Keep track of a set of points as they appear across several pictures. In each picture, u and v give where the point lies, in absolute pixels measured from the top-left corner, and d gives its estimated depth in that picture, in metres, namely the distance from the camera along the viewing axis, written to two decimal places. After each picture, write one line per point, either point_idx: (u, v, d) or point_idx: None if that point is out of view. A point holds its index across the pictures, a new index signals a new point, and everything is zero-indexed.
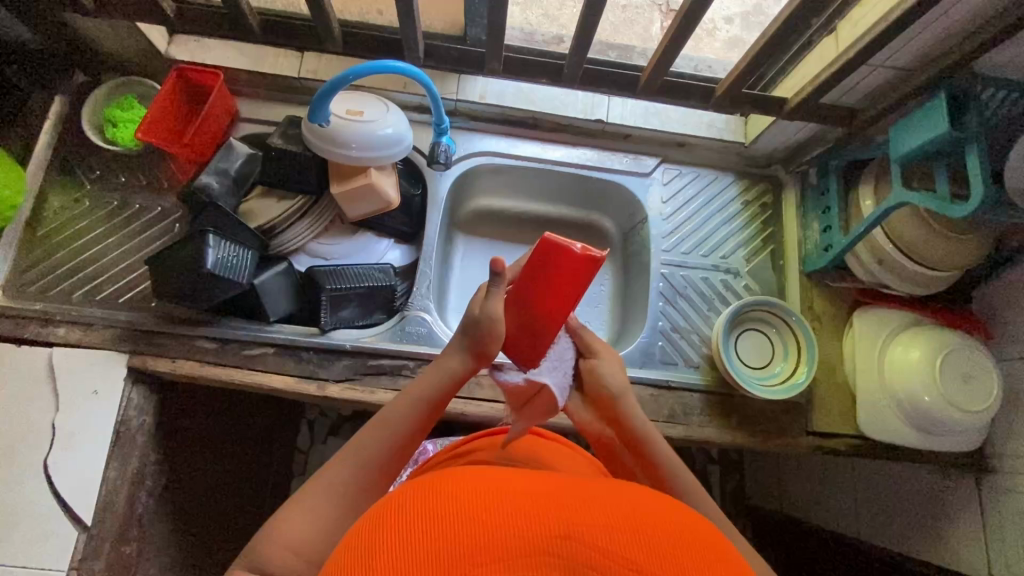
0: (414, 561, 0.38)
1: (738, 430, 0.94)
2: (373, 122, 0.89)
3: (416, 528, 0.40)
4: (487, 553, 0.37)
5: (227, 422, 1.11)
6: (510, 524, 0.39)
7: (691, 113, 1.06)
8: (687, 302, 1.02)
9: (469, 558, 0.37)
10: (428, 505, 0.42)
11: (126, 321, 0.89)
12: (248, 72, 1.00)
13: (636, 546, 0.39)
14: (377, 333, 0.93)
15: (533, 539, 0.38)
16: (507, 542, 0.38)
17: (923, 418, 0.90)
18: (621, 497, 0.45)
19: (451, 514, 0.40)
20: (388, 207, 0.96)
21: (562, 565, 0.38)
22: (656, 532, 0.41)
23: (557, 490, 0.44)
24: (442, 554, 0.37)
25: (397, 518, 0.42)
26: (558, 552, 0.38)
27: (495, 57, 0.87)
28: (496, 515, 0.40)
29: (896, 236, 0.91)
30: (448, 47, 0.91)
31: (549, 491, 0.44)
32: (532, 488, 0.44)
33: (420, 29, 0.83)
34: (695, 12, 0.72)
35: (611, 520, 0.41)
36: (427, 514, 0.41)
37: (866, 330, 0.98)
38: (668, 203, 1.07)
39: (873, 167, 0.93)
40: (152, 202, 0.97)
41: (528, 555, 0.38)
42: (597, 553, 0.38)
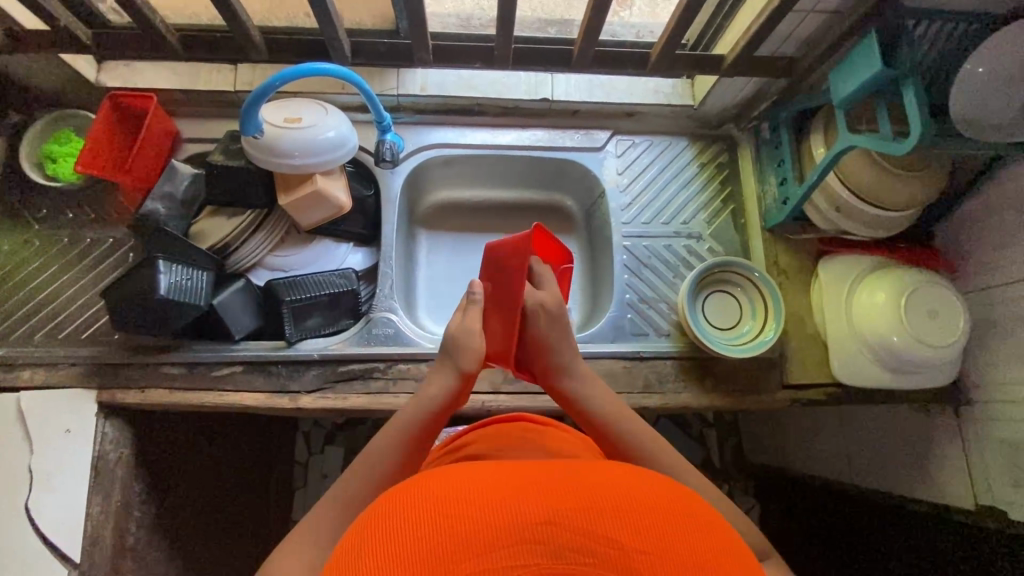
0: (407, 557, 0.39)
1: (716, 392, 0.94)
2: (314, 127, 0.89)
3: (407, 524, 0.41)
4: (475, 545, 0.39)
5: (213, 444, 1.11)
6: (497, 515, 0.40)
7: (637, 81, 1.04)
8: (652, 272, 1.01)
9: (458, 553, 0.39)
10: (417, 500, 0.43)
11: (91, 357, 0.89)
12: (183, 91, 0.98)
13: (618, 526, 0.40)
14: (344, 339, 0.92)
15: (518, 529, 0.40)
16: (495, 533, 0.40)
17: (895, 359, 0.90)
18: (602, 476, 0.46)
19: (438, 513, 0.41)
20: (340, 211, 0.95)
21: (545, 551, 0.39)
22: (635, 510, 0.42)
23: (540, 474, 0.45)
24: (432, 549, 0.39)
25: (389, 516, 0.43)
26: (543, 539, 0.39)
27: (424, 48, 0.86)
28: (482, 507, 0.41)
29: (851, 182, 0.91)
30: (375, 42, 0.89)
31: (531, 477, 0.44)
32: (514, 474, 0.45)
33: (342, 27, 0.81)
34: None
35: (591, 501, 0.42)
36: (416, 511, 0.42)
37: (832, 278, 0.98)
38: (624, 174, 1.06)
39: (822, 114, 0.92)
40: (103, 234, 0.96)
41: (513, 545, 0.39)
42: (579, 538, 0.39)
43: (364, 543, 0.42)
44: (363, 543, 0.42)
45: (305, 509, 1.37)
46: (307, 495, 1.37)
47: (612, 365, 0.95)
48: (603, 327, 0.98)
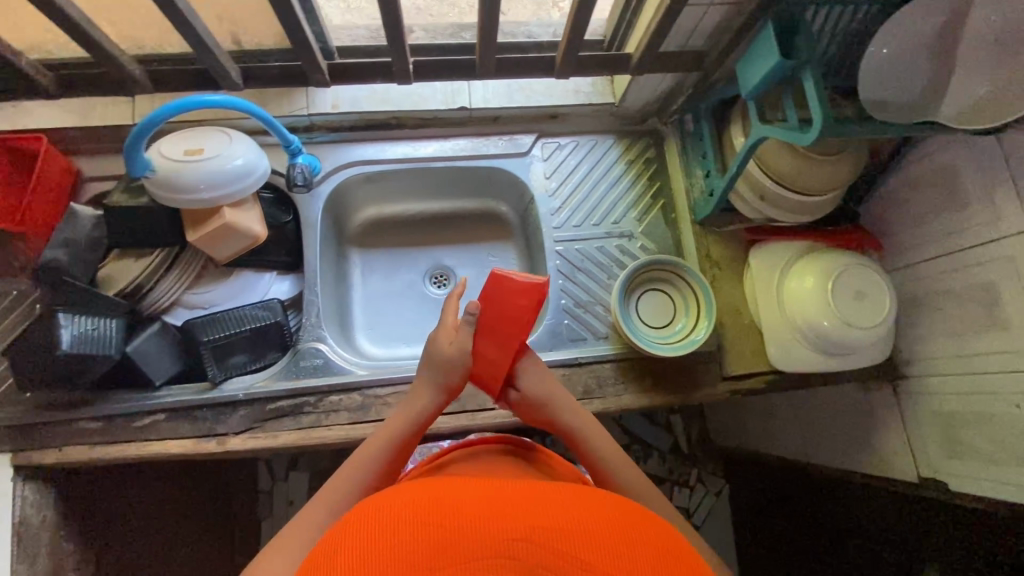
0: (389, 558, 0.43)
1: (656, 392, 0.94)
2: (219, 157, 0.85)
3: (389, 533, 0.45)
4: (449, 554, 0.43)
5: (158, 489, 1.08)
6: (470, 527, 0.44)
7: (556, 82, 1.02)
8: (586, 275, 1.00)
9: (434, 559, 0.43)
10: (399, 512, 0.47)
11: (3, 419, 0.85)
12: (78, 128, 0.93)
13: (585, 545, 0.44)
14: (272, 375, 0.89)
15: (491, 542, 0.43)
16: (470, 547, 0.43)
17: (829, 344, 0.90)
18: (570, 493, 0.50)
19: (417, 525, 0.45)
20: (257, 240, 0.91)
21: (512, 561, 0.43)
22: (597, 526, 0.46)
23: (513, 491, 0.49)
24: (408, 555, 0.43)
25: (374, 523, 0.47)
26: (511, 552, 0.43)
27: (317, 70, 0.82)
28: (456, 521, 0.45)
29: (772, 170, 0.90)
30: (268, 66, 0.85)
31: (504, 493, 0.48)
32: (489, 490, 0.48)
33: (223, 55, 0.76)
34: None
35: (557, 517, 0.46)
36: (396, 523, 0.46)
37: (764, 266, 0.98)
38: (552, 178, 1.04)
39: (738, 104, 0.91)
40: (6, 287, 0.91)
41: (485, 557, 0.43)
42: (543, 552, 0.43)
43: (347, 544, 0.46)
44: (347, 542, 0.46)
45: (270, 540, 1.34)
46: (272, 525, 1.34)
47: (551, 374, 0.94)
48: (541, 336, 0.97)
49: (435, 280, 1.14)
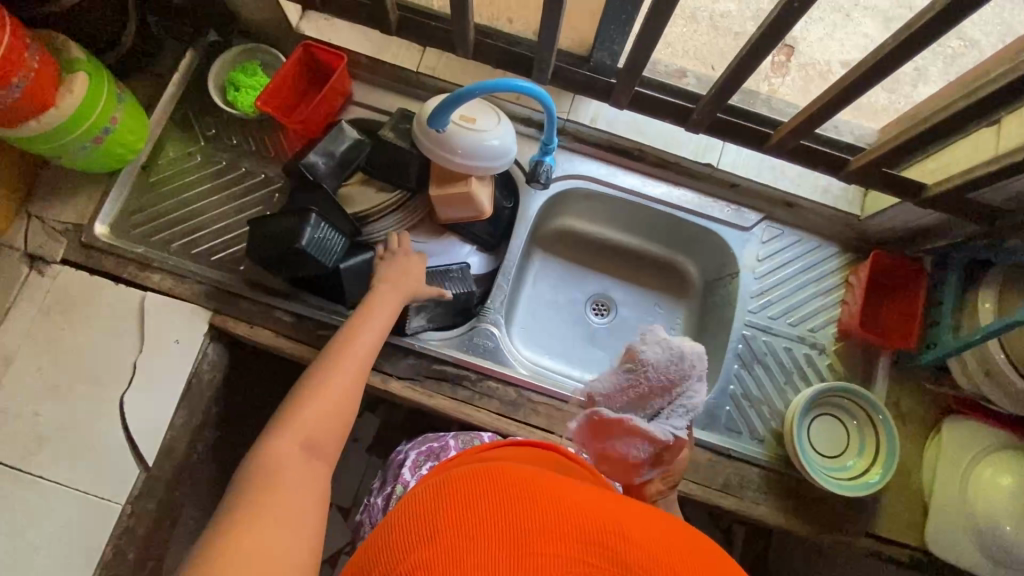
0: (482, 525, 0.39)
1: (795, 516, 0.89)
2: (483, 132, 0.87)
3: (483, 508, 0.40)
4: (553, 537, 0.38)
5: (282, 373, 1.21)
6: (573, 521, 0.39)
7: (808, 174, 1.00)
8: (763, 370, 0.96)
9: (532, 539, 0.38)
10: (494, 487, 0.42)
11: (216, 281, 0.93)
12: (368, 57, 0.99)
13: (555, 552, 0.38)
14: (445, 338, 0.93)
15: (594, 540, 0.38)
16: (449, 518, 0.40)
17: (1001, 550, 0.84)
18: (676, 527, 0.44)
19: (512, 495, 0.41)
20: (479, 215, 0.95)
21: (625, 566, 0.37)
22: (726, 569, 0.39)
23: (619, 506, 0.44)
24: (501, 527, 0.38)
25: (464, 488, 0.42)
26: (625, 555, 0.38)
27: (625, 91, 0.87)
28: (559, 515, 0.40)
29: (1011, 349, 0.84)
30: (576, 71, 0.91)
31: (597, 501, 0.44)
32: (579, 496, 0.43)
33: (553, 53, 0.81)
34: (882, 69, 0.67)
35: (657, 543, 0.40)
36: (501, 498, 0.41)
37: (954, 444, 0.91)
38: (763, 262, 1.01)
39: (1004, 272, 0.85)
40: (258, 168, 1.00)
41: (589, 546, 0.38)
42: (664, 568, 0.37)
43: (422, 509, 0.41)
44: (427, 509, 0.41)
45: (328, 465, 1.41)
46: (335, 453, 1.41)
47: (694, 452, 0.91)
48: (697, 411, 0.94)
49: (596, 308, 1.13)
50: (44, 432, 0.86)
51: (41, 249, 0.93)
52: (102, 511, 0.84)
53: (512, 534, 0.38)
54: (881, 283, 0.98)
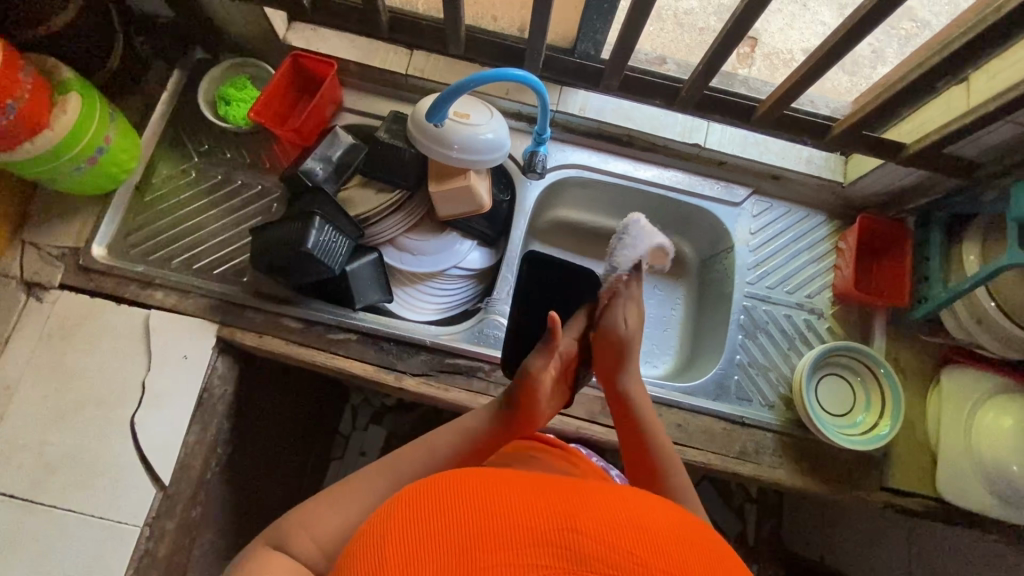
0: (432, 543, 0.41)
1: (811, 476, 0.91)
2: (478, 127, 0.89)
3: (432, 522, 0.42)
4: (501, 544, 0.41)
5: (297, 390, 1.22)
6: (519, 519, 0.42)
7: (791, 147, 1.04)
8: (767, 338, 0.99)
9: (482, 553, 0.40)
10: (440, 500, 0.44)
11: (220, 293, 0.93)
12: (357, 63, 1.01)
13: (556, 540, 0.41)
14: (455, 332, 0.94)
15: (540, 535, 0.41)
16: (442, 535, 0.42)
17: (1011, 491, 0.86)
18: (622, 494, 0.48)
19: (456, 509, 0.43)
20: (479, 209, 0.96)
21: (573, 558, 0.40)
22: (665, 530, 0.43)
23: (563, 486, 0.47)
24: (453, 544, 0.41)
25: (410, 508, 0.44)
26: (571, 546, 0.41)
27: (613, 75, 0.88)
28: (537, 519, 0.42)
29: (999, 296, 0.88)
30: (565, 60, 0.93)
31: (542, 488, 0.46)
32: (523, 484, 0.46)
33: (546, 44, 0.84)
34: (855, 34, 0.70)
35: (644, 521, 0.44)
36: (446, 510, 0.43)
37: (956, 391, 0.94)
38: (756, 235, 1.04)
39: (984, 223, 0.90)
40: (253, 180, 1.00)
41: (538, 546, 0.41)
42: (607, 549, 0.41)
43: (377, 534, 0.43)
44: (380, 537, 0.43)
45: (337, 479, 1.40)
46: (341, 467, 1.40)
47: (709, 422, 0.93)
48: (707, 382, 0.96)
49: None
50: (55, 460, 0.84)
51: (39, 275, 0.91)
52: (121, 534, 0.82)
53: (463, 552, 0.40)
54: (869, 245, 1.02)
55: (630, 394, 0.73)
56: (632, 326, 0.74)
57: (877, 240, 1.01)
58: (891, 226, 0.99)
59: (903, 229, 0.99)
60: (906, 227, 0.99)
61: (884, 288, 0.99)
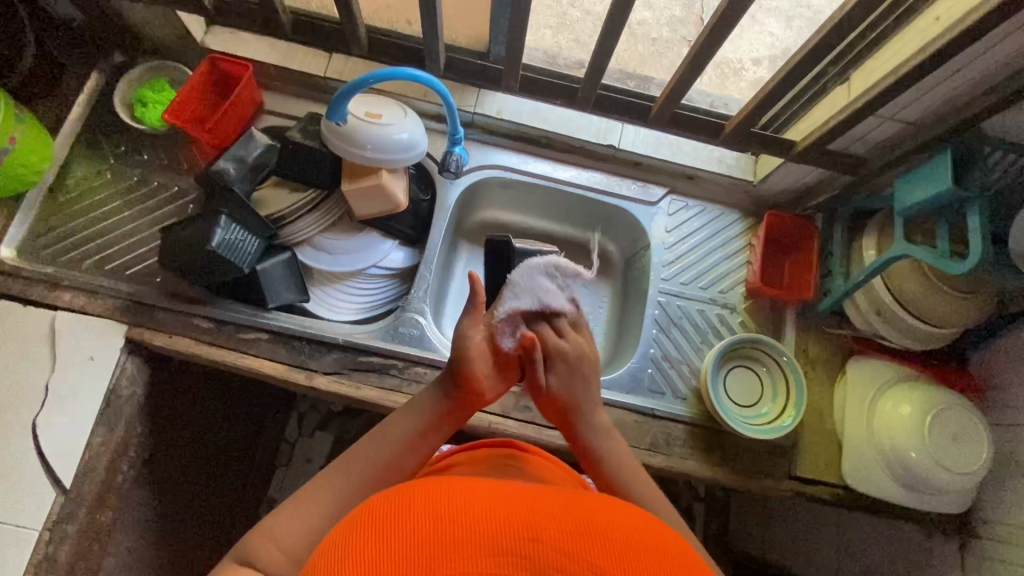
0: (386, 553, 0.38)
1: (721, 466, 0.93)
2: (390, 126, 0.90)
3: (387, 532, 0.39)
4: (458, 553, 0.37)
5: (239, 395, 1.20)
6: (478, 525, 0.39)
7: (702, 148, 1.07)
8: (680, 332, 1.01)
9: (440, 564, 0.36)
10: (401, 509, 0.41)
11: (131, 294, 0.92)
12: (277, 66, 1.02)
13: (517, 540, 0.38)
14: (370, 331, 0.95)
15: (499, 543, 0.38)
16: (392, 550, 0.38)
17: (911, 477, 0.89)
18: (594, 501, 0.44)
19: (413, 515, 0.40)
20: (396, 208, 0.97)
21: (529, 566, 0.37)
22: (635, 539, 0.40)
23: (529, 493, 0.44)
24: (408, 556, 0.37)
25: (370, 519, 0.41)
26: (528, 553, 0.37)
27: (512, 76, 0.93)
28: (499, 520, 0.39)
29: (895, 289, 0.91)
30: (469, 61, 0.96)
31: (507, 494, 0.43)
32: (485, 490, 0.43)
33: (443, 40, 0.88)
34: (724, 25, 0.74)
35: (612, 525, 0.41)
36: (403, 518, 0.40)
37: (859, 380, 0.97)
38: (672, 233, 1.07)
39: (879, 218, 0.93)
40: (170, 181, 1.00)
41: (498, 555, 0.37)
42: (567, 559, 0.37)
43: (334, 551, 0.40)
44: (337, 553, 0.39)
45: (281, 487, 1.35)
46: (287, 474, 1.36)
47: (621, 415, 0.94)
48: (621, 376, 0.98)
49: None
50: None
51: None
52: (19, 538, 0.81)
53: (419, 563, 0.37)
54: (777, 241, 1.05)
55: (573, 355, 0.79)
56: (575, 351, 0.79)
57: (785, 236, 1.04)
58: (797, 221, 1.02)
59: (808, 224, 1.02)
60: (812, 223, 1.01)
61: (790, 282, 1.02)
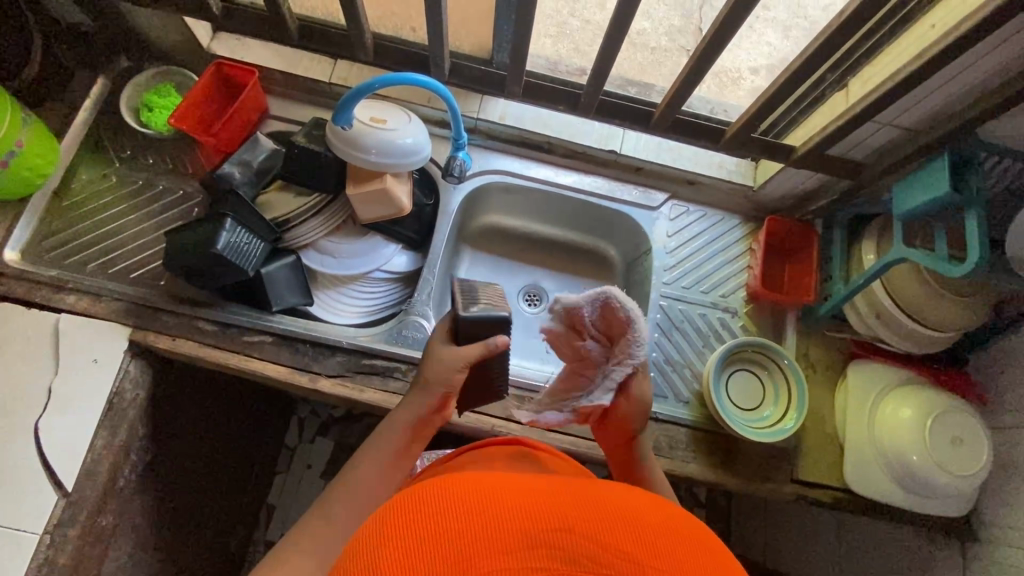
0: (420, 546, 0.37)
1: (723, 470, 0.93)
2: (395, 131, 0.91)
3: (421, 522, 0.39)
4: (495, 544, 0.37)
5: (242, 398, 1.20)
6: (513, 517, 0.39)
7: (703, 153, 1.08)
8: (682, 336, 1.02)
9: (477, 557, 0.37)
10: (427, 505, 0.40)
11: (135, 296, 0.93)
12: (282, 72, 1.03)
13: (550, 530, 0.38)
14: (374, 334, 0.95)
15: (532, 534, 0.38)
16: (426, 545, 0.37)
17: (912, 479, 0.89)
18: (619, 490, 0.45)
19: (447, 506, 0.39)
20: (399, 212, 0.98)
21: (563, 557, 0.37)
22: (665, 524, 0.41)
23: (556, 485, 0.44)
24: (444, 549, 0.37)
25: (403, 509, 0.40)
26: (562, 545, 0.38)
27: (516, 82, 0.94)
28: (530, 513, 0.39)
29: (895, 292, 0.92)
30: (471, 66, 0.97)
31: (536, 486, 0.43)
32: (514, 482, 0.43)
33: (447, 47, 0.90)
34: (724, 34, 0.76)
35: (639, 512, 0.42)
36: (436, 509, 0.39)
37: (859, 383, 0.98)
38: (673, 237, 1.08)
39: (878, 223, 0.94)
40: (175, 185, 1.01)
41: (534, 547, 0.38)
42: (601, 548, 0.38)
43: (367, 544, 0.39)
44: (371, 544, 0.39)
45: (281, 493, 1.35)
46: (287, 480, 1.36)
47: None
48: None
49: (528, 298, 1.18)
50: None
51: None
52: (18, 542, 0.80)
53: (455, 555, 0.37)
54: (778, 245, 1.06)
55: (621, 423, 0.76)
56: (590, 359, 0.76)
57: (787, 240, 1.05)
58: (799, 226, 1.03)
59: (811, 229, 1.03)
60: (814, 228, 1.03)
61: (792, 288, 1.03)
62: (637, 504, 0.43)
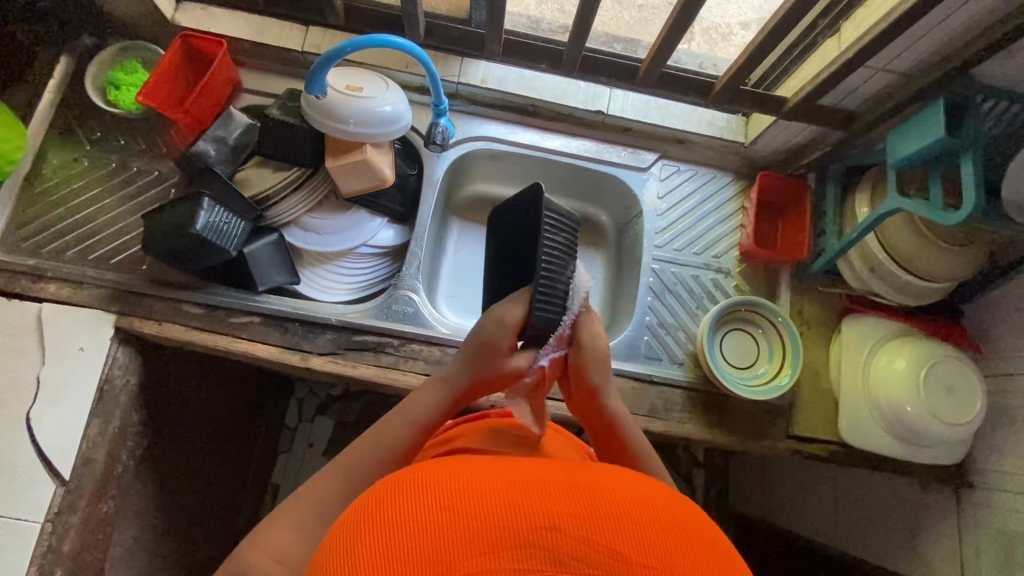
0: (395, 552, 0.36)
1: (719, 429, 0.94)
2: (372, 99, 0.87)
3: (395, 526, 0.37)
4: (474, 546, 0.35)
5: (236, 381, 1.19)
6: (493, 515, 0.37)
7: (693, 110, 1.05)
8: (675, 298, 1.01)
9: (455, 561, 0.35)
10: (404, 501, 0.38)
11: (116, 282, 0.91)
12: (252, 42, 0.99)
13: (532, 528, 0.36)
14: (363, 310, 0.94)
15: (513, 533, 0.36)
16: (398, 553, 0.35)
17: (906, 430, 0.89)
18: (606, 473, 0.43)
19: (427, 506, 0.37)
20: (381, 183, 0.95)
21: (545, 558, 0.35)
22: (653, 517, 0.39)
23: (539, 469, 0.42)
24: (422, 550, 0.35)
25: (383, 504, 0.39)
26: (546, 545, 0.36)
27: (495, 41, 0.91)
28: (511, 508, 0.37)
29: (888, 244, 0.90)
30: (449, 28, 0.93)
31: (521, 475, 0.41)
32: (492, 471, 0.41)
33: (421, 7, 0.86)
34: None
35: (630, 502, 0.40)
36: (415, 506, 0.38)
37: (854, 337, 0.97)
38: (664, 199, 1.06)
39: (872, 174, 0.92)
40: (150, 166, 0.98)
41: (513, 548, 0.36)
42: (587, 546, 0.36)
43: (343, 544, 0.38)
44: (347, 547, 0.37)
45: (285, 472, 1.36)
46: (289, 460, 1.37)
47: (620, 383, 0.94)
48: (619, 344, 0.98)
49: None
50: None
51: None
52: (20, 531, 0.80)
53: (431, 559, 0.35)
54: (770, 201, 1.04)
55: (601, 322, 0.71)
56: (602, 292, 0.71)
57: (780, 196, 1.03)
58: (791, 182, 1.01)
59: (803, 185, 1.01)
60: (807, 184, 1.01)
61: (783, 245, 1.02)
62: (628, 491, 0.41)
